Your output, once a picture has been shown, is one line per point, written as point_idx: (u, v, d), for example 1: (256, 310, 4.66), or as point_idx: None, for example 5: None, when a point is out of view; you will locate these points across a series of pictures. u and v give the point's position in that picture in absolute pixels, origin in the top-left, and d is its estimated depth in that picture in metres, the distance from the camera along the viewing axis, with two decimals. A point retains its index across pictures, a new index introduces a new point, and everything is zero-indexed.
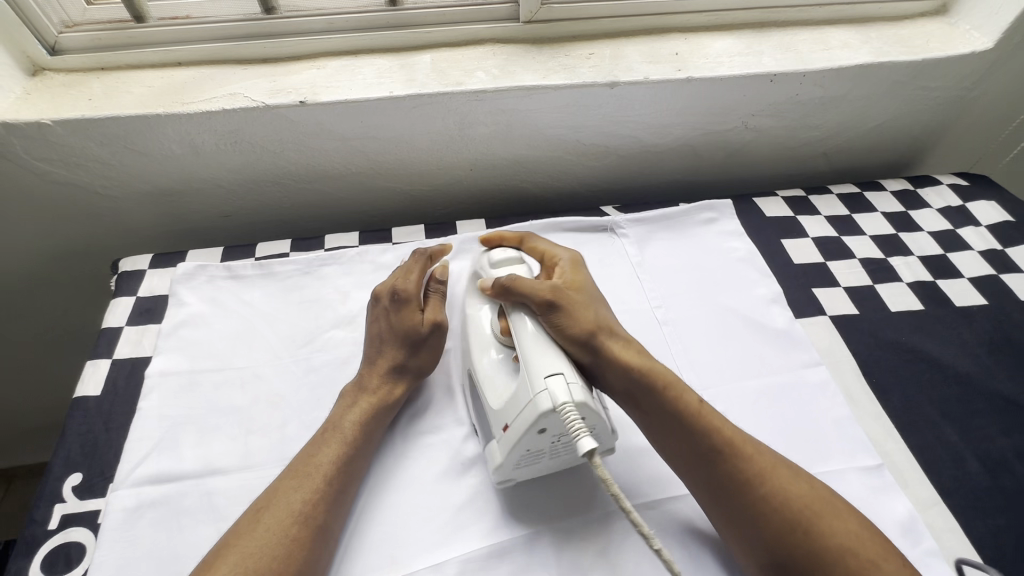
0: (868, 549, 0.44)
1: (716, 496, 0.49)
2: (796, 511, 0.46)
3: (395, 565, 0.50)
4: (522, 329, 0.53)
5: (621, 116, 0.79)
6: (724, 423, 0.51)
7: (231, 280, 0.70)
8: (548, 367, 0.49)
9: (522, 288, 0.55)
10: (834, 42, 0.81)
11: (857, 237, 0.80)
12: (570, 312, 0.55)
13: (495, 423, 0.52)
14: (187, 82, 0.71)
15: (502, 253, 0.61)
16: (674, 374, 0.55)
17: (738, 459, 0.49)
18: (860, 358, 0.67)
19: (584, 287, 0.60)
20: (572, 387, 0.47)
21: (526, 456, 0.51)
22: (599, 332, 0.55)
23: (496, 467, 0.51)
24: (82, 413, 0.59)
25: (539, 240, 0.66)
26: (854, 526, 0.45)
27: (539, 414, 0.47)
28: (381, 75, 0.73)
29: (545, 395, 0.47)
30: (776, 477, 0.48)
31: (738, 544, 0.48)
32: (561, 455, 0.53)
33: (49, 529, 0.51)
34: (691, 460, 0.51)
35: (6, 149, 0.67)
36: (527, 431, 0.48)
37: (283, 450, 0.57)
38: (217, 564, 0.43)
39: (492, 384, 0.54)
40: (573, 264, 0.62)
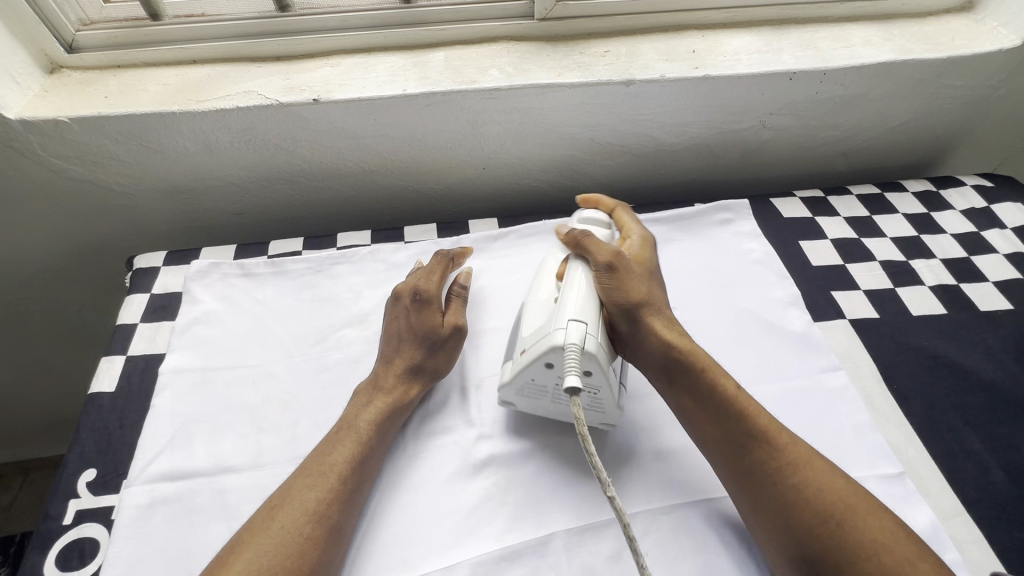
0: (903, 548, 0.43)
1: (746, 485, 0.48)
2: (829, 504, 0.45)
3: (407, 566, 0.49)
4: (573, 276, 0.57)
5: (636, 115, 0.78)
6: (762, 411, 0.51)
7: (244, 277, 0.70)
8: (575, 313, 0.52)
9: (589, 244, 0.59)
10: (856, 39, 0.79)
11: (877, 239, 0.78)
12: (628, 278, 0.57)
13: (517, 347, 0.56)
14: (201, 80, 0.71)
15: (593, 213, 0.65)
16: (714, 359, 0.55)
17: (773, 445, 0.48)
18: (881, 363, 0.66)
19: (645, 263, 0.61)
20: (588, 336, 0.50)
21: (530, 386, 0.55)
22: (647, 306, 0.56)
23: (503, 383, 0.56)
24: (95, 409, 0.59)
25: (628, 213, 0.68)
26: (890, 525, 0.44)
27: (550, 344, 0.51)
28: (394, 73, 0.72)
29: (560, 331, 0.51)
30: (809, 470, 0.47)
31: (766, 534, 0.47)
32: (562, 401, 0.55)
33: (63, 524, 0.51)
34: (724, 443, 0.50)
35: (24, 145, 0.68)
36: (535, 358, 0.52)
37: (295, 448, 0.56)
38: (229, 561, 0.43)
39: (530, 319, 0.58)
40: (644, 243, 0.64)
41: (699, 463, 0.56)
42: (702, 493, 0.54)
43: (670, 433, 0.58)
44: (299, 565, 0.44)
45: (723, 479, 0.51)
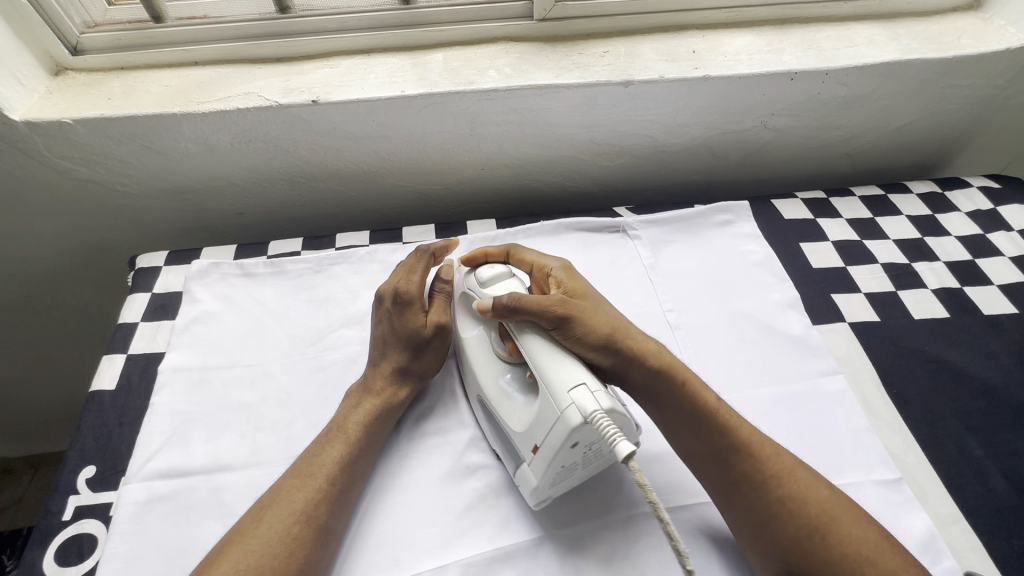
0: (889, 560, 0.44)
1: (733, 498, 0.49)
2: (815, 516, 0.46)
3: (400, 566, 0.50)
4: (534, 349, 0.50)
5: (635, 115, 0.77)
6: (745, 425, 0.51)
7: (243, 277, 0.71)
8: (569, 380, 0.46)
9: (529, 305, 0.52)
10: (859, 39, 0.78)
11: (880, 241, 0.78)
12: (584, 320, 0.51)
13: (524, 444, 0.50)
14: (203, 81, 0.72)
15: (490, 270, 0.57)
16: (693, 370, 0.53)
17: (760, 459, 0.49)
18: (880, 367, 0.65)
19: (585, 294, 0.57)
20: (597, 395, 0.45)
21: (561, 472, 0.49)
22: (617, 331, 0.52)
23: (533, 488, 0.50)
24: (96, 407, 0.60)
25: (524, 251, 0.63)
26: (877, 537, 0.45)
27: (571, 430, 0.44)
28: (393, 74, 0.73)
29: (572, 410, 0.44)
30: (795, 480, 0.48)
31: (752, 543, 0.48)
32: (592, 462, 0.51)
33: (63, 520, 0.52)
34: (710, 459, 0.50)
35: (29, 147, 0.69)
36: (561, 448, 0.46)
37: (290, 448, 0.57)
38: (219, 560, 0.44)
39: (511, 407, 0.52)
40: (567, 271, 0.59)
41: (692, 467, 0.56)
42: (695, 497, 0.54)
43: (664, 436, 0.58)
44: (289, 566, 0.44)
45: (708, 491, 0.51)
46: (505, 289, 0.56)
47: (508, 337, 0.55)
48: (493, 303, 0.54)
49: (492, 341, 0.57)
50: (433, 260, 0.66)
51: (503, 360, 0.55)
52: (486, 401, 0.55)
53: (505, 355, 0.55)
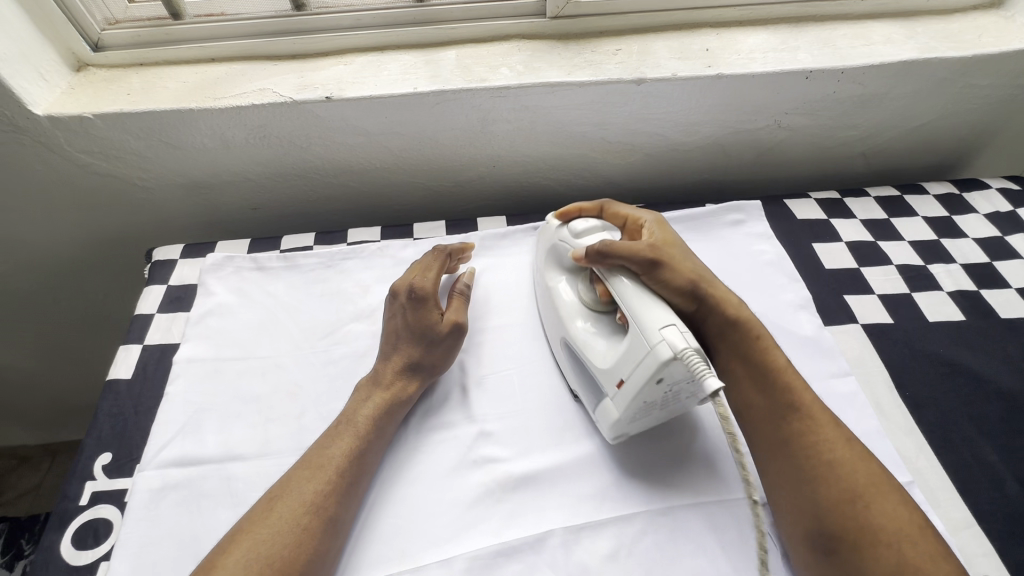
0: (926, 544, 0.44)
1: (778, 455, 0.51)
2: (859, 486, 0.47)
3: (405, 558, 0.50)
4: (623, 288, 0.53)
5: (647, 113, 0.77)
6: (808, 390, 0.53)
7: (256, 271, 0.72)
8: (660, 320, 0.48)
9: (621, 249, 0.55)
10: (876, 37, 0.77)
11: (894, 242, 0.77)
12: (671, 265, 0.56)
13: (607, 380, 0.52)
14: (219, 78, 0.73)
15: (584, 223, 0.60)
16: (769, 332, 0.57)
17: (815, 421, 0.51)
18: (893, 369, 0.64)
19: (673, 244, 0.61)
20: (686, 335, 0.47)
21: (641, 411, 0.51)
22: (701, 280, 0.57)
23: (611, 421, 0.53)
24: (113, 396, 0.61)
25: (619, 206, 0.67)
26: (916, 518, 0.45)
27: (660, 364, 0.46)
28: (406, 71, 0.73)
29: (663, 346, 0.47)
30: (847, 452, 0.49)
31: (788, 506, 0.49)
32: (670, 408, 0.53)
33: (80, 505, 0.53)
34: (768, 412, 0.52)
35: (51, 141, 0.71)
36: (646, 383, 0.48)
37: (300, 439, 0.58)
38: (232, 549, 0.45)
39: (593, 348, 0.55)
40: (660, 225, 0.63)
41: (700, 466, 0.56)
42: (700, 496, 0.54)
43: (672, 434, 0.58)
44: (299, 554, 0.45)
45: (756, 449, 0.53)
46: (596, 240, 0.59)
47: (598, 281, 0.58)
48: (586, 249, 0.57)
49: (577, 291, 0.61)
50: (448, 257, 0.67)
51: (588, 306, 0.59)
52: (569, 345, 0.59)
53: (591, 300, 0.59)
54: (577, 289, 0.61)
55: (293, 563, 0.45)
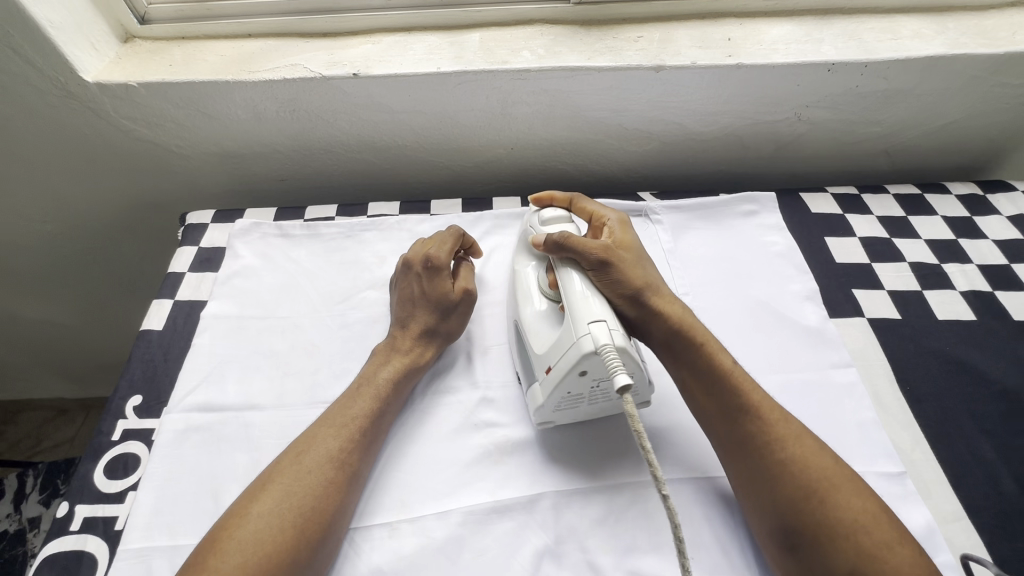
0: (885, 534, 0.46)
1: (735, 455, 0.52)
2: (814, 480, 0.48)
3: (405, 508, 0.54)
4: (568, 281, 0.56)
5: (665, 101, 0.78)
6: (755, 388, 0.54)
7: (281, 238, 0.75)
8: (592, 314, 0.52)
9: (575, 243, 0.58)
10: (905, 32, 0.76)
11: (910, 240, 0.76)
12: (622, 268, 0.58)
13: (539, 366, 0.56)
14: (255, 52, 0.77)
15: (553, 212, 0.64)
16: (714, 335, 0.58)
17: (765, 420, 0.52)
18: (896, 364, 0.64)
19: (630, 246, 0.62)
20: (612, 333, 0.50)
21: (566, 399, 0.54)
22: (647, 289, 0.58)
23: (537, 406, 0.55)
24: (145, 344, 0.66)
25: (588, 202, 0.67)
26: (874, 508, 0.47)
27: (581, 355, 0.50)
28: (431, 51, 0.76)
29: (587, 339, 0.50)
30: (801, 447, 0.50)
31: (753, 502, 0.50)
32: (599, 401, 0.56)
33: (112, 440, 0.58)
34: (719, 417, 0.54)
35: (99, 107, 0.76)
36: (568, 371, 0.51)
37: (314, 394, 0.61)
38: (261, 497, 0.48)
39: (537, 333, 0.58)
40: (622, 224, 0.64)
41: (687, 445, 0.59)
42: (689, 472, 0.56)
43: (667, 413, 0.61)
44: (327, 504, 0.49)
45: (716, 450, 0.54)
46: (559, 230, 0.62)
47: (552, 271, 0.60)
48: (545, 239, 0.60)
49: (537, 277, 0.62)
50: (464, 240, 0.68)
51: (543, 292, 0.61)
52: (520, 331, 0.61)
53: (545, 287, 0.61)
54: (537, 273, 0.62)
55: (321, 513, 0.49)
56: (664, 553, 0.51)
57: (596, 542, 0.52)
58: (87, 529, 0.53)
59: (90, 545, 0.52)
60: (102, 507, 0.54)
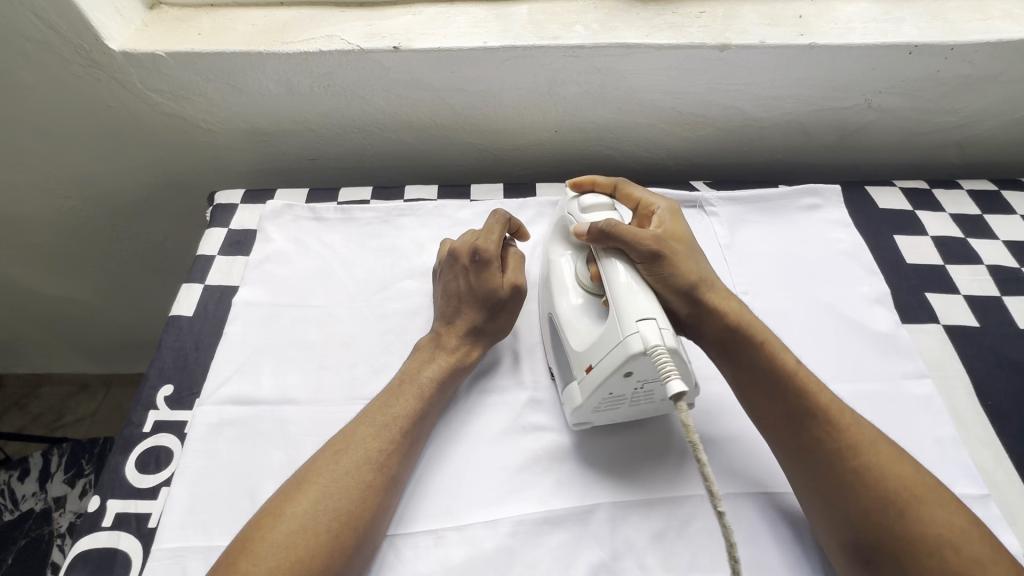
0: (974, 548, 0.42)
1: (801, 464, 0.48)
2: (892, 492, 0.44)
3: (450, 516, 0.50)
4: (614, 273, 0.52)
5: (726, 84, 0.72)
6: (823, 391, 0.50)
7: (314, 221, 0.72)
8: (639, 311, 0.47)
9: (623, 232, 0.53)
10: (994, 12, 0.70)
11: (986, 240, 0.70)
12: (673, 262, 0.54)
13: (577, 363, 0.52)
14: (288, 22, 0.72)
15: (593, 198, 0.59)
16: (773, 334, 0.53)
17: (835, 426, 0.48)
18: (974, 375, 0.60)
19: (683, 237, 0.57)
20: (664, 333, 0.46)
21: (606, 400, 0.51)
22: (700, 282, 0.54)
23: (575, 406, 0.52)
24: (175, 330, 0.63)
25: (636, 188, 0.63)
26: (959, 521, 0.43)
27: (629, 355, 0.46)
28: (476, 24, 0.70)
29: (636, 338, 0.46)
30: (876, 455, 0.46)
31: (818, 510, 0.47)
32: (641, 403, 0.52)
33: (143, 432, 0.56)
34: (780, 423, 0.50)
35: (124, 77, 0.72)
36: (613, 373, 0.48)
37: (352, 389, 0.58)
38: (296, 496, 0.46)
39: (577, 329, 0.54)
40: (672, 214, 0.60)
41: (748, 457, 0.55)
42: (753, 487, 0.53)
43: (727, 422, 0.57)
44: (364, 508, 0.46)
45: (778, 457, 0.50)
46: (601, 218, 0.57)
47: (593, 262, 0.56)
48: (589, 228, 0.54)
49: (575, 267, 0.58)
50: (510, 224, 0.64)
51: (582, 285, 0.57)
52: (556, 324, 0.57)
53: (586, 279, 0.56)
54: (575, 264, 0.58)
55: (357, 518, 0.45)
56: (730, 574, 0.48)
57: (656, 559, 0.48)
58: (120, 526, 0.50)
59: (123, 543, 0.49)
60: (134, 502, 0.51)
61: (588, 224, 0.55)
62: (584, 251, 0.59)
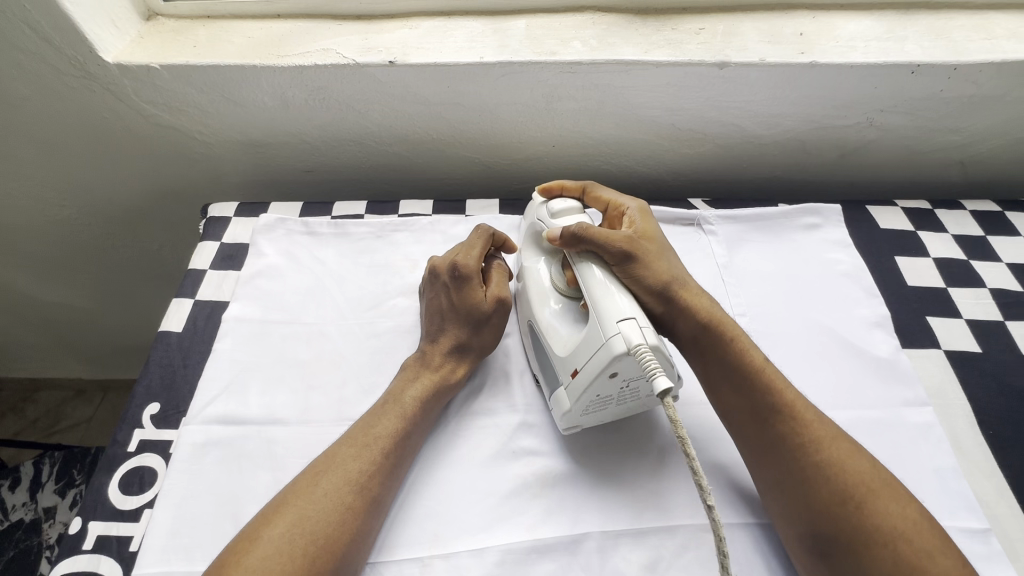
0: (924, 541, 0.42)
1: (766, 458, 0.49)
2: (850, 485, 0.45)
3: (436, 542, 0.49)
4: (589, 276, 0.52)
5: (725, 101, 0.71)
6: (788, 387, 0.51)
7: (307, 236, 0.71)
8: (619, 312, 0.48)
9: (596, 236, 0.53)
10: (999, 31, 0.69)
11: (989, 263, 0.69)
12: (646, 262, 0.54)
13: (564, 368, 0.52)
14: (284, 35, 0.71)
15: (562, 203, 0.59)
16: (743, 330, 0.54)
17: (799, 422, 0.49)
18: (976, 403, 0.58)
19: (653, 237, 0.57)
20: (644, 331, 0.47)
21: (595, 403, 0.51)
22: (673, 281, 0.54)
23: (563, 412, 0.52)
24: (164, 346, 0.62)
25: (603, 189, 0.63)
26: (914, 515, 0.44)
27: (613, 357, 0.46)
28: (473, 39, 0.70)
29: (618, 339, 0.46)
30: (834, 450, 0.47)
31: (782, 506, 0.48)
32: (628, 402, 0.53)
33: (128, 451, 0.55)
34: (748, 418, 0.51)
35: (120, 89, 0.71)
36: (598, 375, 0.48)
37: (341, 410, 0.57)
38: (275, 519, 0.44)
39: (558, 336, 0.54)
40: (642, 212, 0.60)
41: (742, 485, 0.54)
42: (747, 517, 0.52)
43: (720, 448, 0.56)
44: (344, 530, 0.45)
45: (745, 450, 0.51)
46: (573, 221, 0.57)
47: (568, 267, 0.57)
48: (562, 231, 0.55)
49: (549, 272, 0.59)
50: (494, 239, 0.63)
51: (558, 289, 0.57)
52: (535, 330, 0.58)
53: (561, 284, 0.57)
54: (550, 269, 0.59)
55: (337, 542, 0.44)
56: None
57: None
58: (101, 549, 0.49)
59: (103, 567, 0.48)
60: (116, 525, 0.51)
61: (561, 229, 0.56)
62: (557, 257, 0.59)
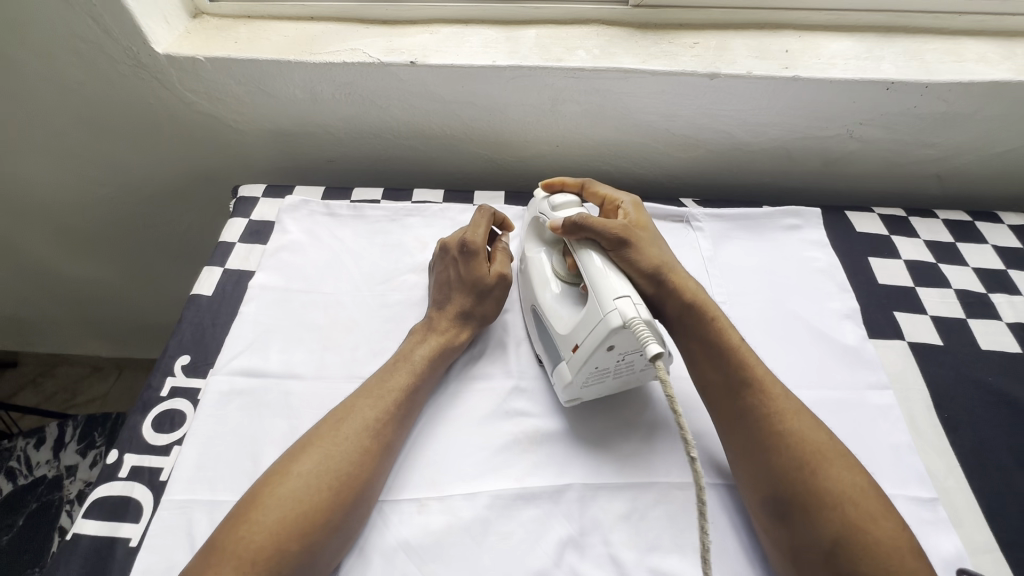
0: (869, 506, 0.47)
1: (734, 423, 0.54)
2: (807, 450, 0.50)
3: (434, 486, 0.55)
4: (589, 261, 0.57)
5: (715, 109, 0.78)
6: (759, 364, 0.57)
7: (327, 217, 0.78)
8: (614, 291, 0.53)
9: (595, 224, 0.59)
10: (969, 55, 0.75)
11: (956, 267, 0.75)
12: (640, 248, 0.60)
13: (565, 345, 0.57)
14: (316, 35, 0.79)
15: (562, 198, 0.65)
16: (724, 314, 0.60)
17: (767, 395, 0.54)
18: (934, 390, 0.63)
19: (645, 227, 0.64)
20: (638, 307, 0.52)
21: (593, 375, 0.56)
22: (664, 266, 0.60)
23: (565, 383, 0.57)
24: (195, 307, 0.69)
25: (600, 186, 0.69)
26: (862, 483, 0.49)
27: (610, 330, 0.51)
28: (487, 45, 0.77)
29: (615, 314, 0.51)
30: (797, 422, 0.52)
31: (748, 473, 0.52)
32: (624, 375, 0.58)
33: (160, 396, 0.61)
34: (724, 390, 0.56)
35: (165, 78, 0.79)
36: (597, 348, 0.53)
37: (352, 369, 0.63)
38: (301, 456, 0.50)
39: (558, 315, 0.59)
40: (635, 206, 0.66)
41: (714, 451, 0.59)
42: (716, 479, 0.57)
43: (697, 419, 0.61)
44: (361, 471, 0.51)
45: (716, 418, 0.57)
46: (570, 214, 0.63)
47: (569, 254, 0.62)
48: (563, 221, 0.60)
49: (551, 262, 0.64)
50: (495, 218, 0.70)
51: (560, 276, 0.63)
52: (539, 314, 0.63)
53: (563, 271, 0.62)
54: (551, 259, 0.64)
55: (355, 479, 0.50)
56: (687, 554, 0.52)
57: (620, 536, 0.52)
58: (134, 477, 0.55)
59: (136, 492, 0.54)
60: (148, 458, 0.57)
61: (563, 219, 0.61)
62: (556, 248, 0.65)
